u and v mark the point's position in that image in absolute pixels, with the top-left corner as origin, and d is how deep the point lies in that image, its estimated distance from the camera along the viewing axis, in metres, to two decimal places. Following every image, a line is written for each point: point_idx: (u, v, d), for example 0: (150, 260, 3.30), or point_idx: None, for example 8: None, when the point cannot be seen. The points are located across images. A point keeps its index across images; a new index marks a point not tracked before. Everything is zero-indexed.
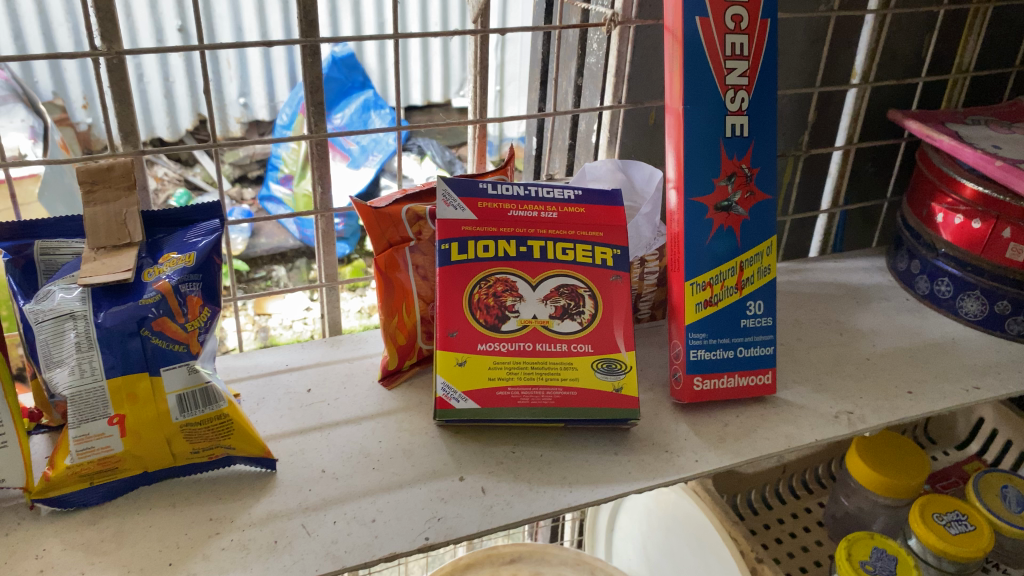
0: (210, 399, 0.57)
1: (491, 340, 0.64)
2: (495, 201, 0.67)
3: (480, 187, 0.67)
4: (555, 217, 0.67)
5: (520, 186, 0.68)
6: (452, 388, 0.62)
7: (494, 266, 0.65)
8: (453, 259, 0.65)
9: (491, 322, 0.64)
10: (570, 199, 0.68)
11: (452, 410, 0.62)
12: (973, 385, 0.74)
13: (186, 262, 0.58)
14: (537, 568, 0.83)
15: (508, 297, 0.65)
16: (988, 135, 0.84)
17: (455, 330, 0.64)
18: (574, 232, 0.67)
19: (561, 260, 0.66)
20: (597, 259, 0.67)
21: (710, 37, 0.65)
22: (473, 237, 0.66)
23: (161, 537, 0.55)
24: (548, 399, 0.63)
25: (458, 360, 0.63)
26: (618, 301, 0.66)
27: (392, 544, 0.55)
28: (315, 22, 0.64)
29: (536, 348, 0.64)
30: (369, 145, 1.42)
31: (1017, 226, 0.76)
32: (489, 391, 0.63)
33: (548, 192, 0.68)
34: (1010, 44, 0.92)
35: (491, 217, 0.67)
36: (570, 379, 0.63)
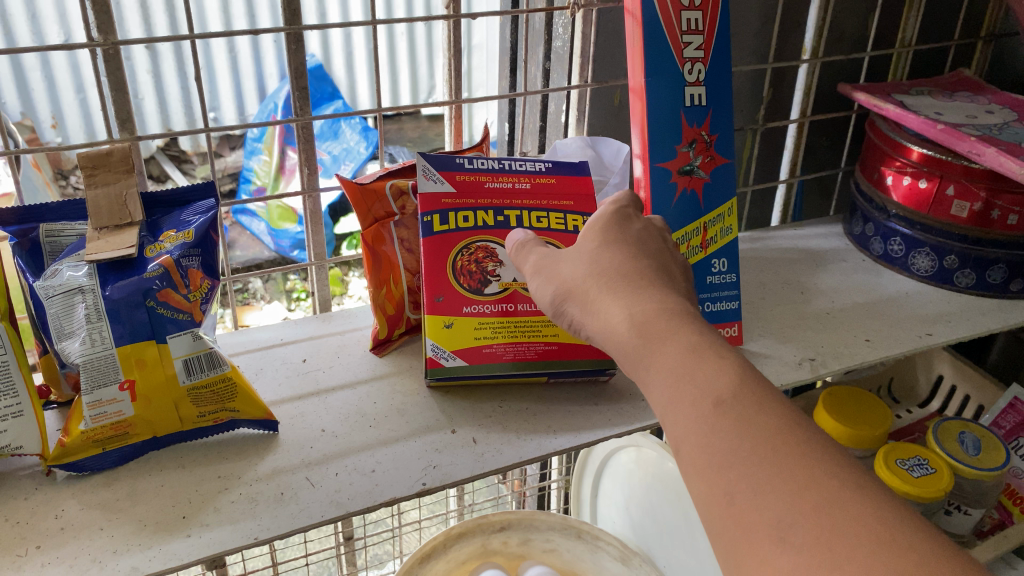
0: (214, 362, 0.61)
1: (476, 303, 0.68)
2: (472, 174, 0.70)
3: (456, 162, 0.70)
4: (529, 188, 0.71)
5: (494, 159, 0.71)
6: (441, 348, 0.67)
7: (475, 235, 0.69)
8: (436, 230, 0.68)
9: (474, 286, 0.68)
10: (542, 170, 0.72)
11: (442, 369, 0.67)
12: (926, 332, 0.79)
13: (186, 238, 0.61)
14: (527, 535, 0.87)
15: (489, 263, 0.69)
16: (932, 103, 0.90)
17: (441, 295, 0.68)
18: (548, 202, 0.71)
19: (535, 228, 0.69)
20: (569, 226, 0.70)
21: (667, 14, 0.70)
22: (454, 209, 0.69)
23: (173, 494, 0.58)
24: (531, 354, 0.68)
25: (445, 322, 0.68)
26: None
27: (392, 490, 0.59)
28: (298, 11, 0.68)
29: (517, 309, 0.69)
30: (341, 154, 1.45)
31: (960, 183, 0.82)
32: (476, 350, 0.68)
33: (520, 165, 0.71)
34: (948, 20, 0.99)
35: (469, 190, 0.70)
36: (553, 334, 0.68)
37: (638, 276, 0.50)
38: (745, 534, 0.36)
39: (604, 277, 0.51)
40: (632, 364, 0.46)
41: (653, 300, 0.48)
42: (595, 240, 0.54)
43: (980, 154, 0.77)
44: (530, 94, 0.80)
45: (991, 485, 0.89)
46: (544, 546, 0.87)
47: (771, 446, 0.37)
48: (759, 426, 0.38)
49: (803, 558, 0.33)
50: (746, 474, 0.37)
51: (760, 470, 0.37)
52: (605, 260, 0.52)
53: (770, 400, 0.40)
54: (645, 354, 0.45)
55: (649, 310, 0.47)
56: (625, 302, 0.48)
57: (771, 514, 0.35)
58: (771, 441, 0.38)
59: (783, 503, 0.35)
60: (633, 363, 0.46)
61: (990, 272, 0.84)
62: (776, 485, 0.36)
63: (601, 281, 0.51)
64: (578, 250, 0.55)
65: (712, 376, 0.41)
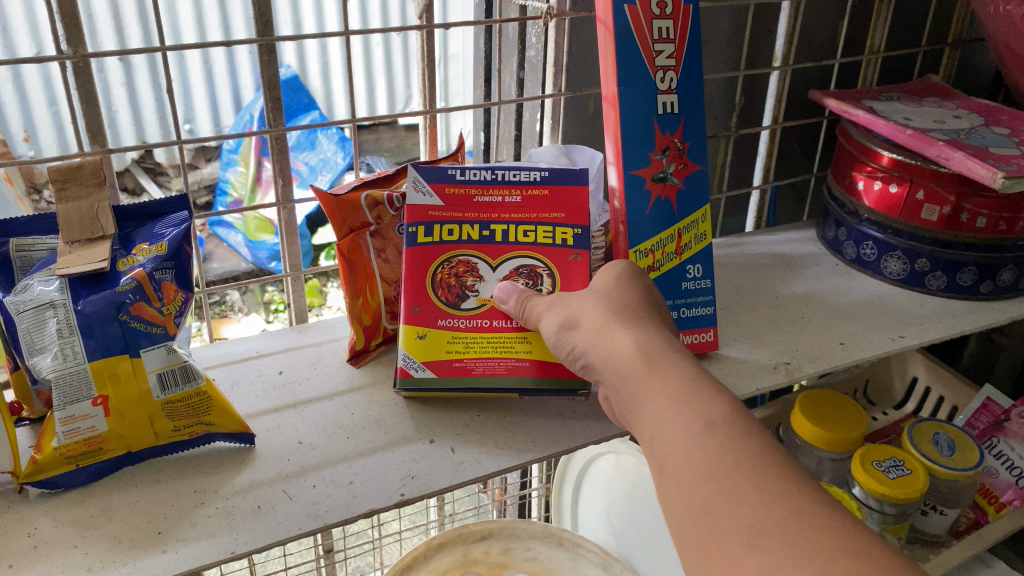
0: (189, 376, 0.60)
1: (451, 316, 0.69)
2: (462, 187, 0.70)
3: (448, 173, 0.70)
4: (519, 201, 0.71)
5: (487, 170, 0.71)
6: (411, 358, 0.67)
7: (458, 248, 0.70)
8: (419, 241, 0.69)
9: (452, 300, 0.69)
10: (536, 180, 0.71)
11: (411, 379, 0.67)
12: (899, 335, 0.80)
13: (159, 251, 0.61)
14: (508, 544, 0.87)
15: (469, 277, 0.69)
16: (901, 109, 0.91)
17: (419, 306, 0.69)
18: (536, 214, 0.70)
19: (521, 242, 0.70)
20: (557, 239, 0.70)
21: (638, 22, 0.70)
22: (439, 222, 0.70)
23: (149, 509, 0.58)
24: (501, 369, 0.67)
25: (419, 333, 0.68)
26: (576, 277, 0.69)
27: (370, 501, 0.59)
28: (270, 22, 0.68)
29: (493, 324, 0.68)
30: (317, 166, 1.44)
31: (930, 187, 0.83)
32: (446, 362, 0.67)
33: (514, 174, 0.71)
34: (916, 27, 1.00)
35: (458, 203, 0.70)
36: (526, 351, 0.68)
37: (647, 318, 0.56)
38: (716, 538, 0.39)
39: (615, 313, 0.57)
40: (631, 380, 0.51)
41: (657, 336, 0.53)
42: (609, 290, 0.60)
43: (948, 158, 0.79)
44: (505, 104, 0.80)
45: (965, 484, 0.89)
46: (525, 555, 0.86)
47: (752, 464, 0.41)
48: (745, 447, 0.42)
49: (770, 559, 0.37)
50: (725, 485, 0.40)
51: (744, 485, 0.40)
52: (616, 299, 0.59)
53: (757, 432, 0.43)
54: (648, 370, 0.50)
55: (655, 343, 0.52)
56: (632, 334, 0.54)
57: (743, 521, 0.39)
58: (751, 461, 0.41)
59: (755, 511, 0.39)
60: (630, 382, 0.51)
61: (960, 275, 0.85)
62: (752, 496, 0.39)
63: (611, 314, 0.57)
64: (590, 290, 0.61)
65: (707, 399, 0.46)
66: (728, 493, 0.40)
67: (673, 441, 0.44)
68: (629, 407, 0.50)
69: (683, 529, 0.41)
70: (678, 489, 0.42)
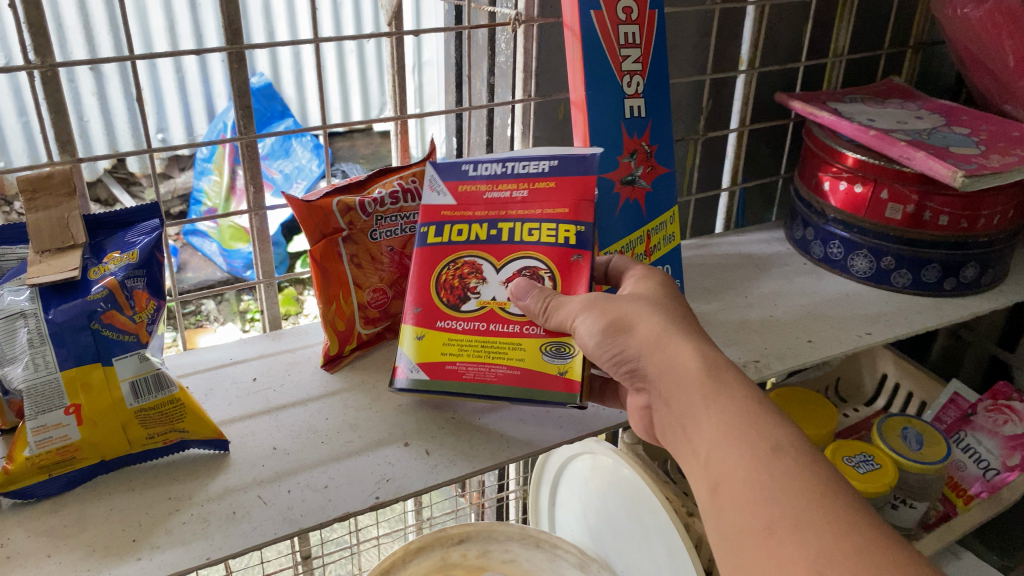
0: (162, 384, 0.60)
1: (450, 318, 0.67)
2: (473, 184, 0.70)
3: (462, 169, 0.70)
4: (527, 195, 0.68)
5: (499, 164, 0.69)
6: (407, 359, 0.66)
7: (465, 249, 0.68)
8: (429, 241, 0.69)
9: (453, 301, 0.67)
10: (544, 172, 0.68)
11: (404, 380, 0.66)
12: (865, 332, 0.81)
13: (130, 259, 0.61)
14: (486, 546, 0.87)
15: (472, 279, 0.67)
16: (864, 110, 0.93)
17: (419, 307, 0.68)
18: (543, 209, 0.68)
19: (526, 241, 0.67)
20: (561, 237, 0.67)
21: (605, 27, 0.71)
22: (450, 221, 0.69)
23: (123, 517, 0.58)
24: (490, 376, 0.65)
25: (417, 334, 0.67)
26: (577, 279, 0.65)
27: (345, 505, 0.59)
28: (239, 30, 0.68)
29: (490, 327, 0.66)
30: (292, 173, 1.45)
31: (894, 187, 0.85)
32: (439, 365, 0.66)
33: (524, 166, 0.69)
34: (879, 30, 1.02)
35: (469, 201, 0.69)
36: (518, 358, 0.65)
37: (696, 329, 0.55)
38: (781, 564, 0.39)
39: (669, 321, 0.55)
40: (692, 392, 0.50)
41: (712, 349, 0.52)
42: (660, 299, 0.58)
43: (910, 157, 0.80)
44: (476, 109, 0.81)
45: (933, 477, 0.91)
46: (504, 557, 0.87)
47: (821, 492, 0.41)
48: (812, 475, 0.42)
49: None
50: (797, 514, 0.41)
51: (811, 514, 0.40)
52: (667, 307, 0.57)
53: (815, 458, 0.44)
54: (711, 387, 0.49)
55: (717, 357, 0.51)
56: (693, 345, 0.52)
57: (808, 550, 0.39)
58: (821, 489, 0.41)
59: (821, 540, 0.39)
60: (689, 395, 0.50)
61: (925, 272, 0.87)
62: (821, 523, 0.40)
63: (665, 322, 0.55)
64: (637, 294, 0.59)
65: (776, 425, 0.46)
66: (794, 520, 0.41)
67: (740, 465, 0.44)
68: (681, 420, 0.50)
69: (743, 551, 0.42)
70: (740, 513, 0.43)
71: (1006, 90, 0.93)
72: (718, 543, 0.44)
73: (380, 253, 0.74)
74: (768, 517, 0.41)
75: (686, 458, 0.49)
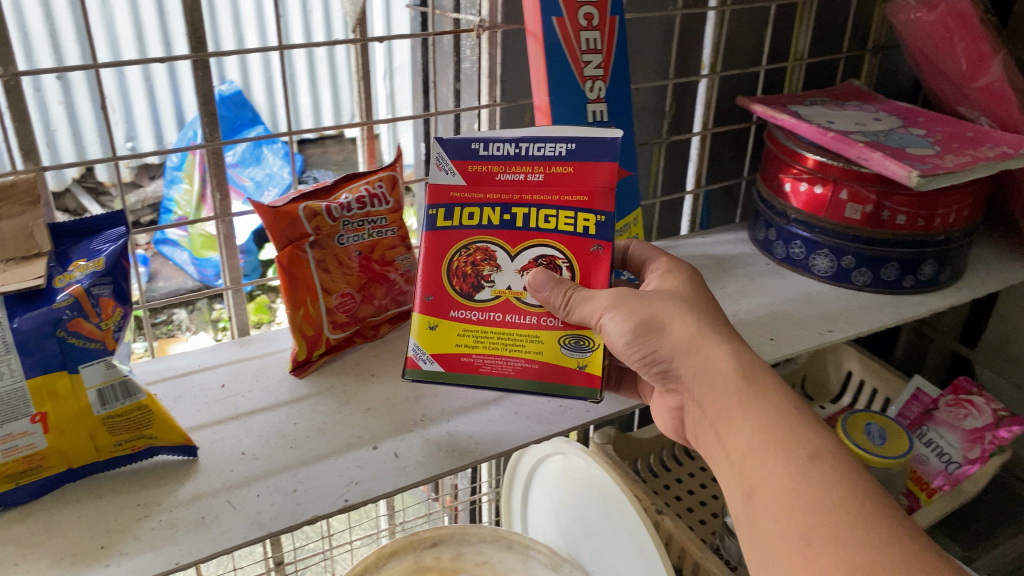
0: (129, 391, 0.60)
1: (464, 308, 0.68)
2: (484, 163, 0.66)
3: (472, 148, 0.66)
4: (542, 179, 0.66)
5: (511, 143, 0.66)
6: (421, 349, 0.68)
7: (477, 234, 0.67)
8: (439, 225, 0.68)
9: (466, 291, 0.68)
10: (561, 156, 0.65)
11: (420, 370, 0.68)
12: (826, 329, 0.83)
13: (96, 266, 0.61)
14: (459, 549, 0.88)
15: (486, 266, 0.67)
16: (824, 112, 0.95)
17: (432, 295, 0.68)
18: (559, 195, 0.66)
19: (543, 228, 0.67)
20: (579, 227, 0.66)
21: (566, 33, 0.72)
22: (460, 204, 0.67)
23: (91, 525, 0.58)
24: (509, 369, 0.67)
25: (430, 324, 0.68)
26: (597, 271, 0.66)
27: (314, 508, 0.59)
28: (203, 38, 0.69)
29: (505, 318, 0.67)
30: (263, 180, 1.45)
31: (853, 187, 0.87)
32: (455, 357, 0.67)
33: (539, 149, 0.66)
34: (838, 33, 1.04)
35: (480, 181, 0.67)
36: (536, 352, 0.67)
37: (729, 334, 0.60)
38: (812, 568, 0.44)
39: (702, 326, 0.60)
40: (728, 395, 0.55)
41: (747, 357, 0.58)
42: (693, 306, 0.63)
43: (868, 158, 0.82)
44: (442, 114, 0.82)
45: (897, 472, 0.92)
46: (476, 559, 0.87)
47: (855, 501, 0.46)
48: (851, 485, 0.47)
49: None
50: (834, 521, 0.45)
51: (846, 524, 0.45)
52: (700, 312, 0.62)
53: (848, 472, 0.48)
54: (746, 393, 0.54)
55: (751, 363, 0.57)
56: (729, 353, 0.58)
57: (843, 558, 0.43)
58: (854, 497, 0.46)
59: (861, 550, 0.43)
60: (724, 399, 0.55)
61: (884, 270, 0.89)
62: (854, 533, 0.44)
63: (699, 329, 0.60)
64: (668, 295, 0.64)
65: (811, 434, 0.51)
66: (829, 528, 0.45)
67: (775, 471, 0.50)
68: (718, 426, 0.56)
69: (779, 552, 0.47)
70: (774, 518, 0.48)
71: (961, 92, 0.96)
72: (752, 542, 0.50)
73: (348, 258, 0.75)
74: (806, 526, 0.46)
75: (722, 463, 0.55)
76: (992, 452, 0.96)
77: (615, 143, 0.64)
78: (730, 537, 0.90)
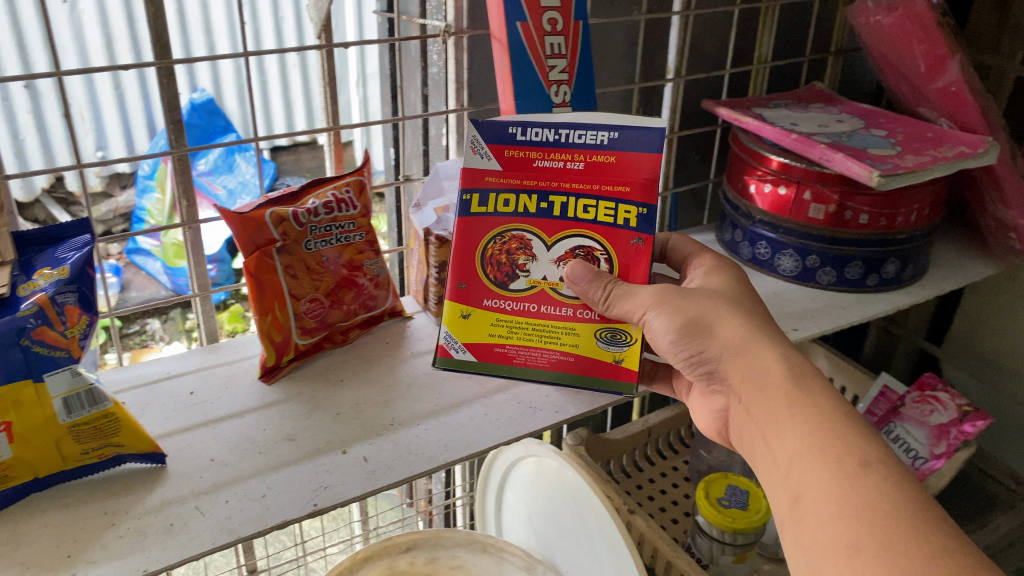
0: (96, 399, 0.60)
1: (498, 297, 0.67)
2: (522, 149, 0.66)
3: (509, 132, 0.66)
4: (583, 167, 0.66)
5: (550, 130, 0.65)
6: (453, 338, 0.67)
7: (512, 222, 0.66)
8: (472, 211, 0.67)
9: (500, 279, 0.67)
10: (602, 145, 0.65)
11: (451, 359, 0.67)
12: (792, 328, 0.84)
13: (60, 275, 0.60)
14: (433, 553, 0.87)
15: (521, 255, 0.67)
16: (787, 114, 0.96)
17: (465, 283, 0.67)
18: (599, 185, 0.66)
19: (581, 219, 0.66)
20: (620, 219, 0.66)
21: (531, 38, 0.73)
22: (496, 190, 0.66)
23: (57, 534, 0.57)
24: (544, 362, 0.67)
25: (463, 312, 0.67)
26: (637, 264, 0.66)
27: (283, 513, 0.59)
28: (168, 46, 0.69)
29: (540, 310, 0.67)
30: (235, 188, 1.45)
31: (816, 188, 0.88)
32: (488, 347, 0.67)
33: (580, 136, 0.65)
34: (801, 36, 1.06)
35: (518, 167, 0.66)
36: (572, 345, 0.67)
37: (779, 336, 0.60)
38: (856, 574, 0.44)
39: (752, 327, 0.60)
40: (779, 397, 0.55)
41: (799, 360, 0.58)
42: (742, 304, 0.63)
43: (830, 160, 0.84)
44: (410, 119, 0.82)
45: None
46: (451, 563, 0.87)
47: (904, 509, 0.45)
48: (901, 493, 0.46)
49: None
50: (885, 530, 0.45)
51: (894, 531, 0.44)
52: (749, 312, 0.62)
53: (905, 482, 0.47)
54: (797, 398, 0.55)
55: (803, 366, 0.57)
56: (781, 357, 0.58)
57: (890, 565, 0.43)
58: (900, 503, 0.46)
59: (907, 559, 0.43)
60: (774, 401, 0.56)
61: (848, 269, 0.91)
62: (906, 542, 0.44)
63: (751, 330, 0.60)
64: (715, 294, 0.64)
65: (863, 441, 0.50)
66: (877, 538, 0.44)
67: (825, 478, 0.49)
68: (768, 430, 0.56)
69: (825, 558, 0.47)
70: (821, 525, 0.48)
71: (920, 93, 0.97)
72: (796, 548, 0.50)
73: (316, 263, 0.75)
74: (852, 534, 0.46)
75: (769, 467, 0.55)
76: (959, 447, 0.97)
77: (660, 134, 0.64)
78: (702, 536, 0.91)
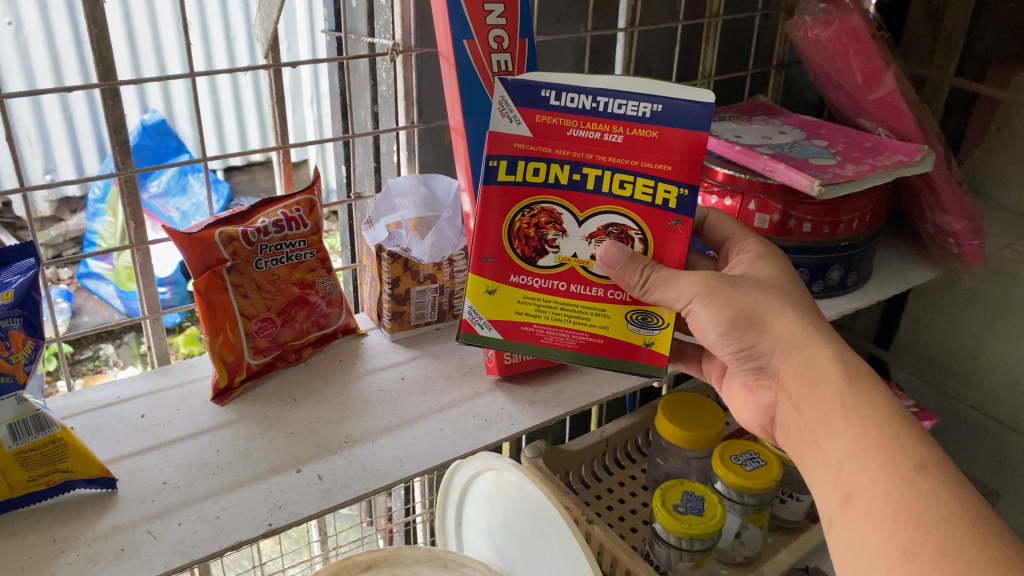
0: (42, 424, 0.60)
1: (525, 273, 0.67)
2: (555, 116, 0.63)
3: (542, 96, 0.63)
4: (620, 141, 0.63)
5: (588, 97, 0.62)
6: (478, 314, 0.67)
7: (541, 194, 0.65)
8: (499, 179, 0.65)
9: (529, 255, 0.67)
10: (643, 117, 0.62)
11: (476, 335, 0.68)
12: None
13: (4, 298, 0.60)
14: (393, 569, 0.84)
15: (550, 230, 0.66)
16: (733, 127, 0.98)
17: (490, 257, 0.67)
18: (637, 161, 0.63)
19: (617, 195, 0.65)
20: (657, 198, 0.64)
21: (477, 56, 0.74)
22: (525, 158, 0.64)
23: (4, 564, 0.57)
24: (572, 343, 0.68)
25: (488, 288, 0.67)
26: (671, 244, 0.65)
27: (238, 533, 0.59)
28: (112, 66, 0.69)
29: (569, 288, 0.67)
30: (189, 210, 1.45)
31: (760, 199, 0.90)
32: (514, 324, 0.68)
33: (620, 107, 0.62)
34: (743, 50, 1.09)
35: (549, 135, 0.63)
36: (602, 326, 0.68)
37: (827, 332, 0.61)
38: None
39: (803, 323, 0.61)
40: (833, 393, 0.56)
41: (850, 359, 0.58)
42: (790, 297, 0.64)
43: (773, 169, 0.87)
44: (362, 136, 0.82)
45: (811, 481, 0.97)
46: None
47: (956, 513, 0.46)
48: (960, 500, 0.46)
49: None
50: (938, 533, 0.45)
51: (946, 536, 0.45)
52: (799, 306, 0.63)
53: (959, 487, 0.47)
54: (851, 397, 0.55)
55: (856, 363, 0.58)
56: (834, 355, 0.59)
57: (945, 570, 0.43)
58: (948, 506, 0.46)
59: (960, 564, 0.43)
60: (828, 398, 0.57)
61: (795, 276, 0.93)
62: (960, 547, 0.44)
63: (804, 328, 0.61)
64: (764, 284, 0.65)
65: (915, 443, 0.51)
66: (930, 543, 0.45)
67: (880, 479, 0.50)
68: (819, 431, 0.57)
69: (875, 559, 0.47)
70: (871, 526, 0.48)
71: (858, 106, 1.00)
72: (843, 547, 0.50)
73: (267, 280, 0.75)
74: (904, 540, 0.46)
75: (819, 468, 0.56)
76: None
77: (705, 112, 0.61)
78: (659, 544, 0.91)
